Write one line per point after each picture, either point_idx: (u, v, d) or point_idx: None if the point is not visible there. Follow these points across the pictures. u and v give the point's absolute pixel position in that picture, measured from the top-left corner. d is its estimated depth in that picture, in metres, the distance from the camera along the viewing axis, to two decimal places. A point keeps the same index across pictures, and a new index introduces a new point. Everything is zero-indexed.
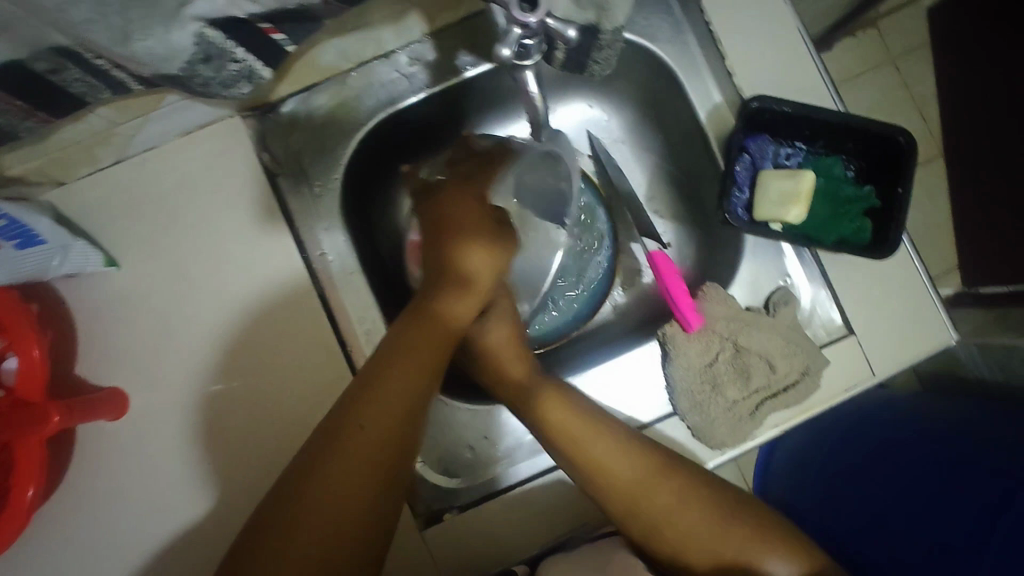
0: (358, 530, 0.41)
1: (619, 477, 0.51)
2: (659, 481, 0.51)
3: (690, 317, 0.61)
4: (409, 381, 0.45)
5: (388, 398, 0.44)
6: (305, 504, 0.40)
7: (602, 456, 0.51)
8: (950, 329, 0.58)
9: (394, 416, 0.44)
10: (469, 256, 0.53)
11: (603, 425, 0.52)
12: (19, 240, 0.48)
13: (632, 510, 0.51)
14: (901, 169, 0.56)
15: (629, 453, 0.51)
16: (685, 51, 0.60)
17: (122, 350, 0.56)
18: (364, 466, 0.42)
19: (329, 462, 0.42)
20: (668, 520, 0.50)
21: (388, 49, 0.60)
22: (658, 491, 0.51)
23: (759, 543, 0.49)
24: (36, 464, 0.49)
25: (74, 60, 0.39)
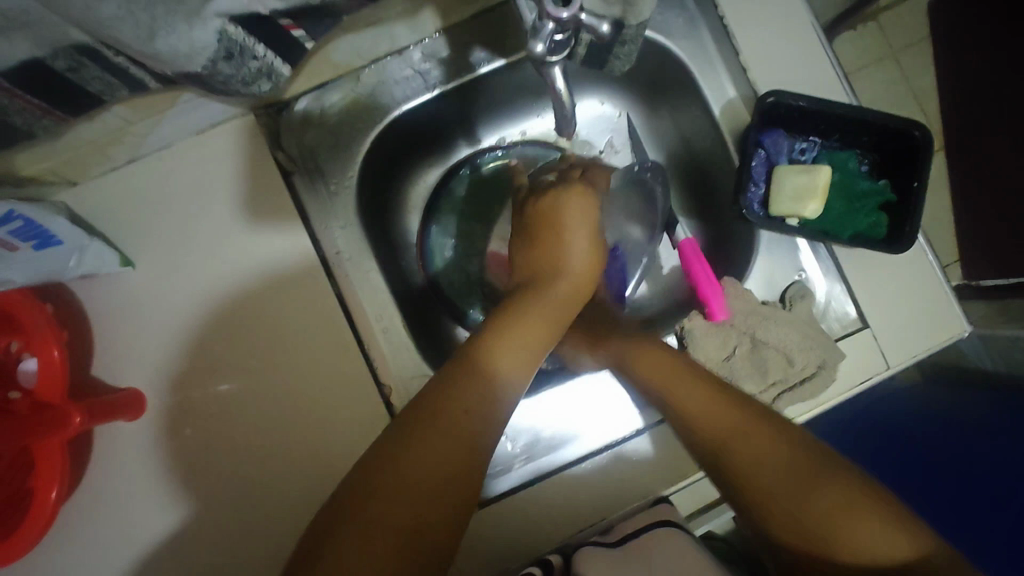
0: (419, 544, 0.41)
1: (700, 418, 0.51)
2: (757, 424, 0.49)
3: (714, 307, 0.61)
4: (486, 393, 0.48)
5: (445, 425, 0.45)
6: (368, 516, 0.40)
7: (695, 416, 0.51)
8: (964, 320, 0.59)
9: (472, 423, 0.46)
10: (551, 278, 0.57)
11: (688, 377, 0.54)
12: (36, 241, 0.48)
13: (714, 456, 0.50)
14: (917, 162, 0.56)
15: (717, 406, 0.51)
16: (699, 46, 0.60)
17: (137, 351, 0.56)
18: (426, 484, 0.43)
19: (393, 478, 0.42)
20: (756, 461, 0.48)
21: (401, 45, 0.59)
22: (752, 442, 0.49)
23: (858, 519, 0.43)
24: (58, 465, 0.49)
25: (94, 57, 0.39)
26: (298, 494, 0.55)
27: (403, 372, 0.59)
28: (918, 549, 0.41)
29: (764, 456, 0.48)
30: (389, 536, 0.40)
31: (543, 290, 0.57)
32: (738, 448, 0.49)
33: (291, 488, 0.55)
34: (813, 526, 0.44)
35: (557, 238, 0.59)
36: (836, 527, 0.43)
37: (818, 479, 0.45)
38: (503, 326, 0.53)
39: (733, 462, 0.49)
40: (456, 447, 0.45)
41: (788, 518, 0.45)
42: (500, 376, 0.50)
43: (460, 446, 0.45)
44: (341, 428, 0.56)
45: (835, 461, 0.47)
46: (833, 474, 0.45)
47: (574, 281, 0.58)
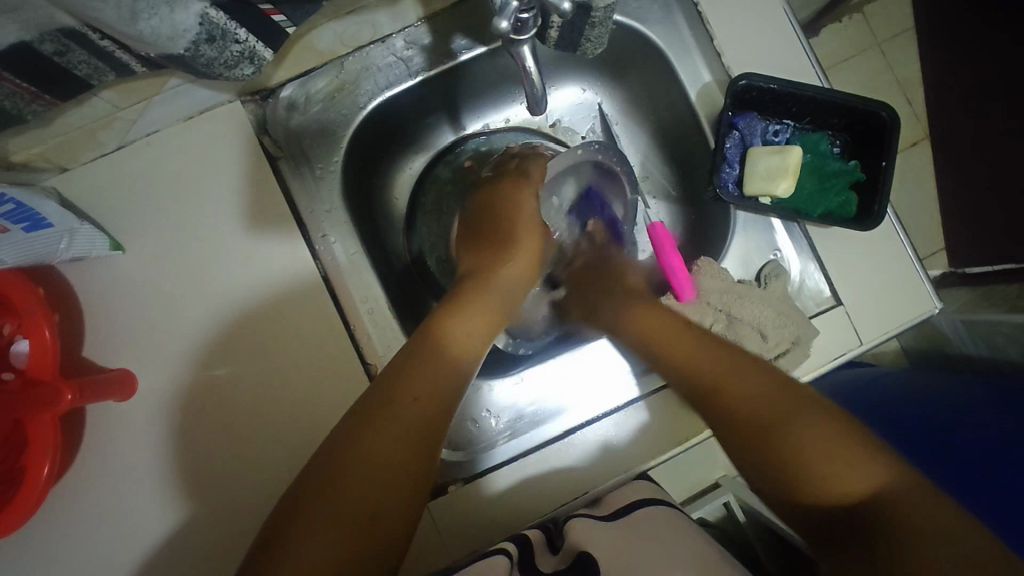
0: (376, 533, 0.44)
1: (693, 357, 0.55)
2: (747, 371, 0.53)
3: (683, 286, 0.63)
4: (436, 378, 0.50)
5: (399, 417, 0.47)
6: (324, 506, 0.43)
7: (688, 361, 0.55)
8: (935, 298, 0.60)
9: (420, 410, 0.48)
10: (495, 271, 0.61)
11: (688, 330, 0.58)
12: (26, 224, 0.49)
13: (716, 389, 0.53)
14: (886, 142, 0.58)
15: (715, 351, 0.55)
16: (675, 31, 0.62)
17: (129, 332, 0.57)
18: (383, 470, 0.45)
19: (346, 471, 0.44)
20: (757, 393, 0.51)
21: (384, 33, 0.61)
22: (747, 380, 0.52)
23: (838, 460, 0.45)
24: (49, 441, 0.50)
25: (81, 42, 0.40)
26: (286, 469, 0.56)
27: (389, 352, 0.61)
28: (889, 482, 0.43)
29: (749, 387, 0.52)
30: (343, 528, 0.42)
31: (485, 283, 0.59)
32: (759, 414, 0.50)
33: (279, 464, 0.57)
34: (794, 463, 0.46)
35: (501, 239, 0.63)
36: (818, 466, 0.45)
37: (805, 424, 0.48)
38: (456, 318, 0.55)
39: (727, 403, 0.52)
40: (409, 437, 0.47)
41: (770, 451, 0.48)
42: (447, 362, 0.52)
43: (414, 434, 0.48)
44: (328, 406, 0.57)
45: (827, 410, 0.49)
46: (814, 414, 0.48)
47: (514, 272, 0.62)
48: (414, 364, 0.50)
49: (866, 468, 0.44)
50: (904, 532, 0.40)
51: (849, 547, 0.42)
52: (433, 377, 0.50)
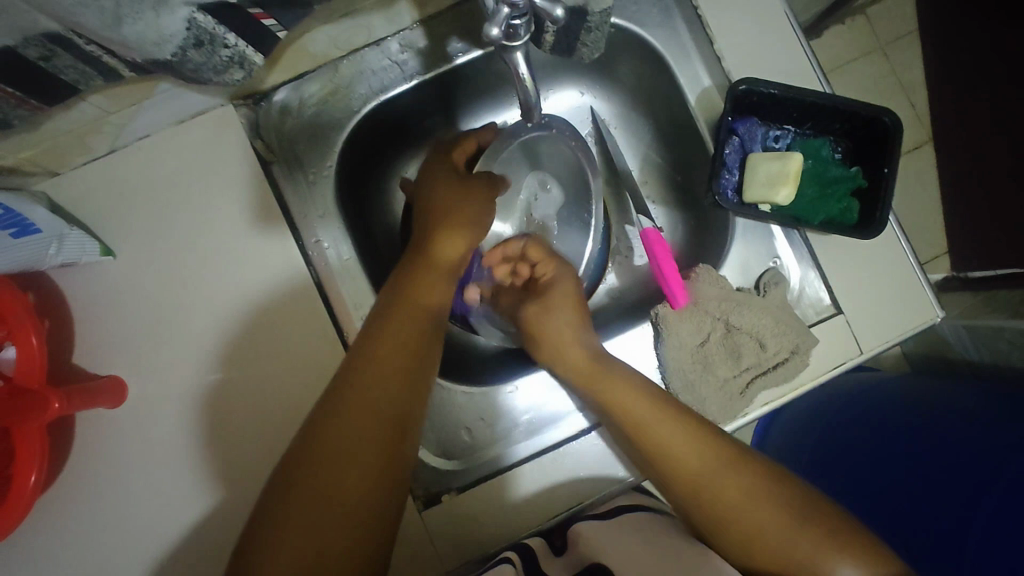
0: (358, 517, 0.44)
1: (665, 442, 0.53)
2: (716, 474, 0.52)
3: (677, 294, 0.62)
4: (395, 354, 0.49)
5: (359, 401, 0.47)
6: (295, 503, 0.43)
7: (643, 423, 0.53)
8: (937, 306, 0.60)
9: (376, 384, 0.48)
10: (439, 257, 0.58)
11: (656, 398, 0.55)
12: (14, 230, 0.49)
13: (684, 489, 0.52)
14: (887, 149, 0.57)
15: (690, 440, 0.53)
16: (674, 35, 0.61)
17: (120, 339, 0.56)
18: (352, 453, 0.45)
19: (315, 465, 0.44)
20: (719, 492, 0.51)
21: (378, 36, 0.60)
22: (707, 477, 0.52)
23: (829, 552, 0.47)
24: (35, 450, 0.49)
25: (67, 47, 0.40)
26: None
27: None
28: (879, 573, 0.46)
29: (724, 487, 0.51)
30: (322, 513, 0.43)
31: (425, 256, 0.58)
32: (739, 534, 0.50)
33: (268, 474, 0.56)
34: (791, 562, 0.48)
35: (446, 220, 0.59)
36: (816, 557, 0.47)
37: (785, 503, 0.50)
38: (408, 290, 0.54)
39: (711, 501, 0.51)
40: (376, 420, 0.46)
41: (753, 546, 0.49)
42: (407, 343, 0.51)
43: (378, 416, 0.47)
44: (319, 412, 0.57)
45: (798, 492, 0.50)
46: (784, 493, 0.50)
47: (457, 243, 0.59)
48: (376, 343, 0.50)
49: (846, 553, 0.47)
50: None
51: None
52: (393, 356, 0.49)
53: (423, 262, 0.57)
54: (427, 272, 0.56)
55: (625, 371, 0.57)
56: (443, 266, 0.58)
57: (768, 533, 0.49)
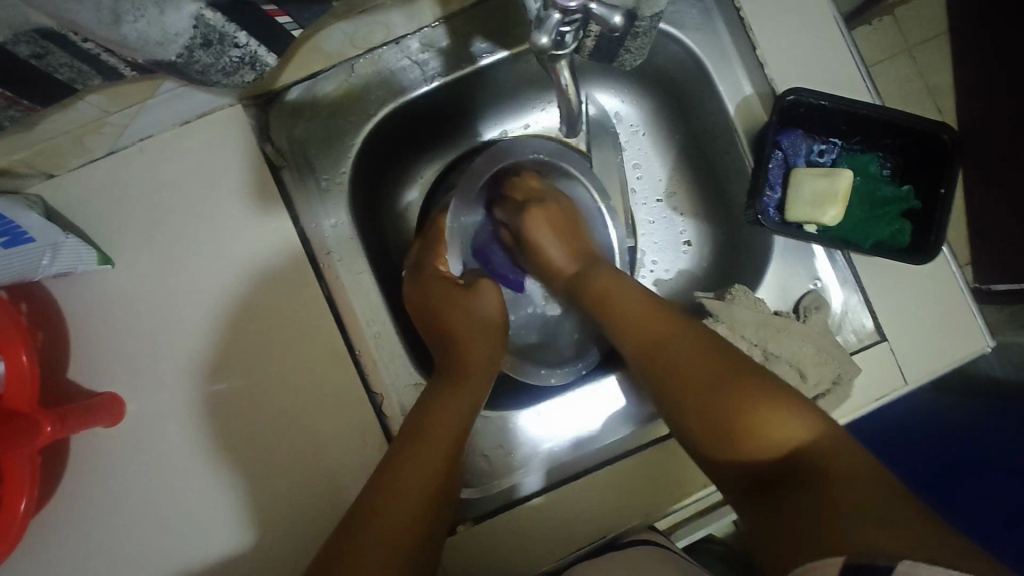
0: (420, 528, 0.44)
1: (620, 325, 0.54)
2: (679, 336, 0.51)
3: None
4: (453, 413, 0.50)
5: (434, 438, 0.48)
6: (374, 515, 0.43)
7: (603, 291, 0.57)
8: (987, 334, 0.56)
9: (451, 423, 0.49)
10: (457, 291, 0.59)
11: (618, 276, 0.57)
12: (5, 238, 0.46)
13: (653, 348, 0.51)
14: (945, 169, 0.53)
15: (646, 309, 0.54)
16: (714, 39, 0.57)
17: (118, 354, 0.53)
18: (426, 480, 0.45)
19: (391, 486, 0.44)
20: (686, 350, 0.50)
21: (398, 35, 0.55)
22: (675, 342, 0.51)
23: (778, 406, 0.44)
24: (24, 477, 0.46)
25: (61, 44, 0.36)
26: (280, 503, 0.52)
27: (396, 380, 0.57)
28: (821, 432, 0.43)
29: (679, 356, 0.50)
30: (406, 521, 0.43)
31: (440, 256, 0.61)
32: (697, 373, 0.48)
33: (274, 502, 0.52)
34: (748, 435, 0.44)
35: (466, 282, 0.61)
36: (765, 423, 0.44)
37: (751, 379, 0.46)
38: (451, 300, 0.58)
39: (670, 361, 0.50)
40: (446, 452, 0.47)
41: (696, 391, 0.48)
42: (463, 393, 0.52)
43: (445, 451, 0.48)
44: (327, 434, 0.53)
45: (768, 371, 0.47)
46: (758, 382, 0.46)
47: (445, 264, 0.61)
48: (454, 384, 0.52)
49: (794, 407, 0.44)
50: (829, 481, 0.40)
51: (787, 493, 0.42)
52: (462, 398, 0.52)
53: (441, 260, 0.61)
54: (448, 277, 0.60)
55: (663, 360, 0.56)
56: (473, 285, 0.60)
57: (702, 376, 0.48)
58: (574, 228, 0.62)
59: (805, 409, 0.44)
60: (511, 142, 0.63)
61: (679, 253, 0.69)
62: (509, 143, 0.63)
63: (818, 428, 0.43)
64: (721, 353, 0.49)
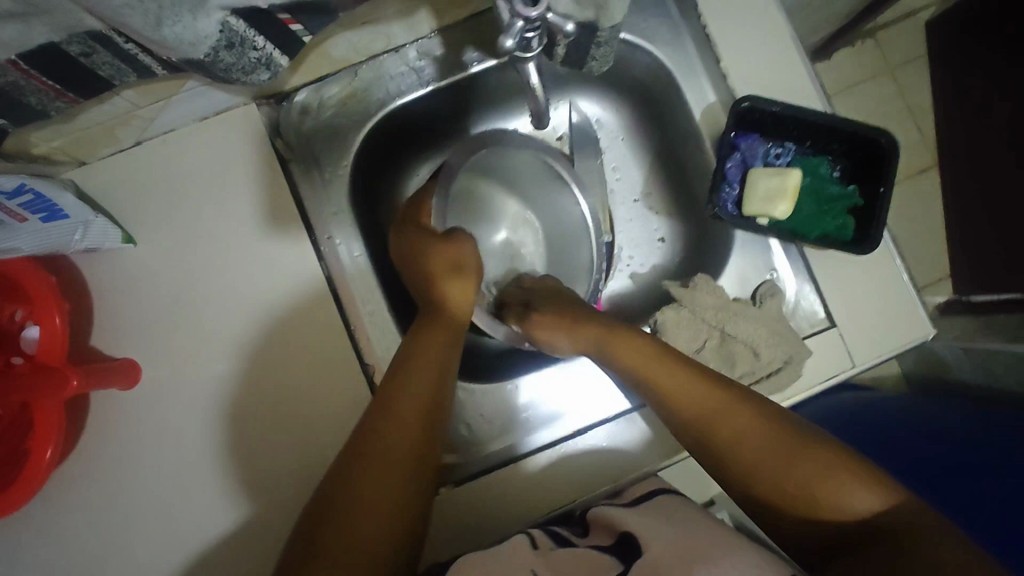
0: (398, 510, 0.47)
1: (679, 399, 0.51)
2: (733, 405, 0.49)
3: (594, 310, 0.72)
4: (423, 379, 0.52)
5: (403, 407, 0.50)
6: (349, 495, 0.46)
7: (631, 364, 0.55)
8: (930, 323, 0.61)
9: (421, 391, 0.52)
10: (433, 264, 0.61)
11: (628, 334, 0.57)
12: (43, 214, 0.52)
13: (707, 434, 0.49)
14: (884, 170, 0.59)
15: (695, 385, 0.51)
16: (682, 53, 0.63)
17: (137, 325, 0.59)
18: (397, 453, 0.48)
19: (361, 466, 0.47)
20: (738, 434, 0.47)
21: (398, 43, 0.62)
22: (727, 416, 0.49)
23: (844, 479, 0.43)
24: (52, 425, 0.52)
25: (106, 44, 0.42)
26: (278, 464, 0.57)
27: (387, 354, 0.62)
28: (895, 500, 0.42)
29: (743, 430, 0.47)
30: (380, 502, 0.46)
31: (420, 230, 0.63)
32: (761, 451, 0.46)
33: (272, 463, 0.57)
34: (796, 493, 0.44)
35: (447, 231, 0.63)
36: (819, 490, 0.43)
37: (808, 454, 0.45)
38: (430, 271, 0.60)
39: (722, 438, 0.48)
40: (414, 418, 0.50)
41: (756, 466, 0.46)
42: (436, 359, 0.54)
43: (415, 419, 0.50)
44: (323, 402, 0.58)
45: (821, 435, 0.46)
46: (806, 442, 0.45)
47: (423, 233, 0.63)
48: (421, 347, 0.55)
49: (865, 481, 0.43)
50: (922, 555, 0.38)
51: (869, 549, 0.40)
52: (432, 364, 0.54)
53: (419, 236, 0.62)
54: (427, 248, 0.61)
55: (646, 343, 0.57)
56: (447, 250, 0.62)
57: (762, 455, 0.46)
58: (572, 310, 0.62)
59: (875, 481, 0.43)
60: (517, 137, 0.67)
61: (653, 249, 0.75)
62: (506, 135, 0.66)
63: (891, 497, 0.42)
64: (782, 424, 0.47)
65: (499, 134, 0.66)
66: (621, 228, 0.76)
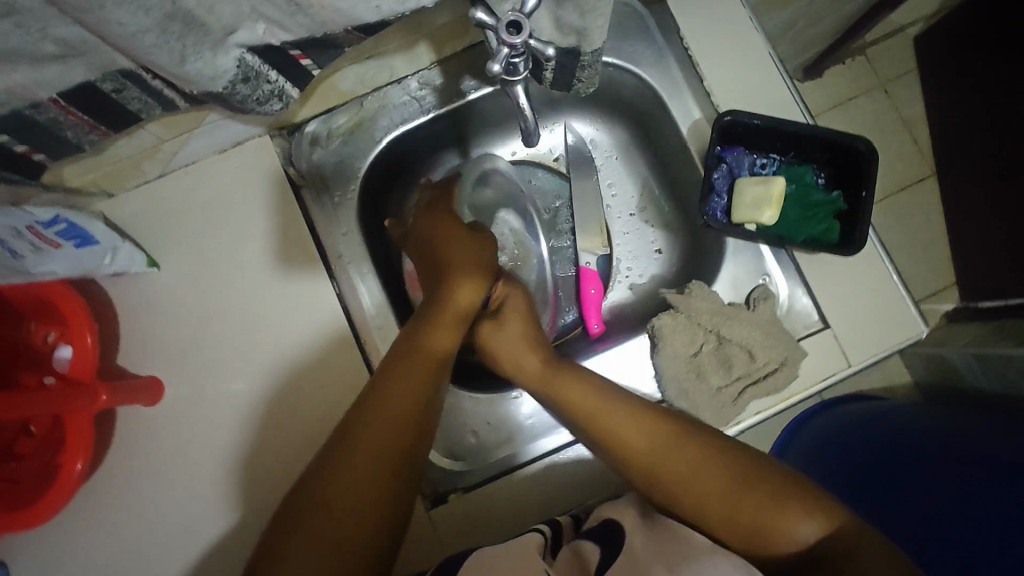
0: (376, 504, 0.45)
1: (625, 441, 0.52)
2: (675, 447, 0.51)
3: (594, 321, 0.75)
4: (415, 372, 0.52)
5: (391, 396, 0.50)
6: (326, 490, 0.44)
7: (590, 410, 0.55)
8: (921, 322, 0.62)
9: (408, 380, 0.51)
10: (456, 249, 0.64)
11: (590, 387, 0.56)
12: (77, 240, 0.56)
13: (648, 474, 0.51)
14: (864, 174, 0.62)
15: (638, 424, 0.53)
16: (667, 73, 0.67)
17: (161, 344, 0.62)
18: (383, 445, 0.47)
19: (343, 458, 0.46)
20: (689, 479, 0.49)
21: (399, 75, 0.67)
22: (667, 459, 0.50)
23: (794, 514, 0.45)
24: (82, 439, 0.55)
25: (135, 81, 0.47)
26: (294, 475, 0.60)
27: None
28: (829, 525, 0.45)
29: (700, 472, 0.49)
30: (361, 496, 0.45)
31: (442, 222, 0.66)
32: (702, 490, 0.48)
33: (288, 474, 0.59)
34: (751, 530, 0.46)
35: (469, 225, 0.69)
36: (766, 526, 0.46)
37: (749, 487, 0.47)
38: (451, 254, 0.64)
39: (678, 486, 0.49)
40: (406, 409, 0.49)
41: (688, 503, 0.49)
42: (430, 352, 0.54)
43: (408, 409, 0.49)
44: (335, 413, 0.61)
45: (755, 465, 0.49)
46: (775, 483, 0.47)
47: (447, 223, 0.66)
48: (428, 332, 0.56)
49: (804, 510, 0.46)
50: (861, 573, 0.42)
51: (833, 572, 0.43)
52: (427, 357, 0.54)
53: (443, 239, 0.65)
54: (453, 238, 0.65)
55: (597, 380, 0.58)
56: (459, 240, 0.65)
57: (716, 494, 0.48)
58: (538, 338, 0.63)
59: (812, 509, 0.45)
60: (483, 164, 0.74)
61: (651, 260, 0.78)
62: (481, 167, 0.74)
63: (828, 524, 0.45)
64: (731, 457, 0.49)
65: (483, 162, 0.75)
66: (618, 242, 0.79)
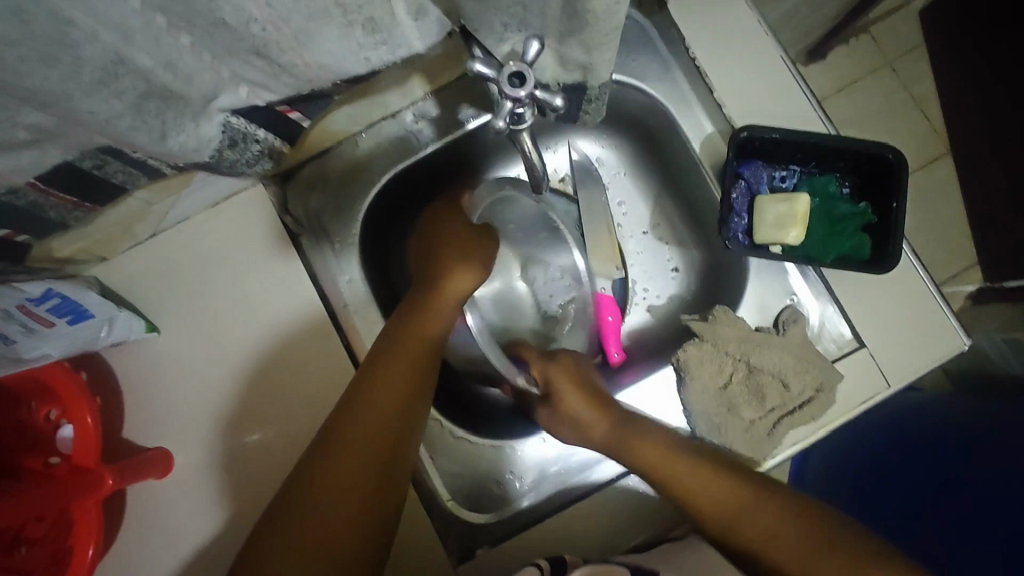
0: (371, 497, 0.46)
1: (688, 489, 0.52)
2: (743, 496, 0.51)
3: (613, 350, 0.72)
4: (406, 364, 0.53)
5: (385, 388, 0.51)
6: (319, 480, 0.45)
7: (644, 455, 0.55)
8: (963, 335, 0.58)
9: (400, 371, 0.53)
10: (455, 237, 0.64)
11: (668, 449, 0.54)
12: (70, 316, 0.53)
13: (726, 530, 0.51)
14: (896, 183, 0.59)
15: (708, 481, 0.52)
16: (674, 86, 0.63)
17: (168, 412, 0.60)
18: (373, 432, 0.49)
19: (332, 455, 0.47)
20: (759, 529, 0.49)
21: (394, 109, 0.64)
22: (732, 509, 0.51)
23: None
24: (93, 525, 0.53)
25: (116, 155, 0.44)
26: None
27: None
28: None
29: (767, 522, 0.49)
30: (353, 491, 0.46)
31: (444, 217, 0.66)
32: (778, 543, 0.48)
33: None
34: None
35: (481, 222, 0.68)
36: None
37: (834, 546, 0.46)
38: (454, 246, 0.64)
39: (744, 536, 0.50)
40: (393, 401, 0.51)
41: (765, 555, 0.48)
42: (419, 360, 0.54)
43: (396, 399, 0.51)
44: None
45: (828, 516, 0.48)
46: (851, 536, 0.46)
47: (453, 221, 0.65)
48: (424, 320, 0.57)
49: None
50: None
51: None
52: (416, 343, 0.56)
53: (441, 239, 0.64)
54: (453, 231, 0.65)
55: (655, 425, 0.57)
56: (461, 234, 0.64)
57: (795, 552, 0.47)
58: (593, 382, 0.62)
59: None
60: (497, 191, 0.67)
61: (668, 279, 0.75)
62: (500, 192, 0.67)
63: None
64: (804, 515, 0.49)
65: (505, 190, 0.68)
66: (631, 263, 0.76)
